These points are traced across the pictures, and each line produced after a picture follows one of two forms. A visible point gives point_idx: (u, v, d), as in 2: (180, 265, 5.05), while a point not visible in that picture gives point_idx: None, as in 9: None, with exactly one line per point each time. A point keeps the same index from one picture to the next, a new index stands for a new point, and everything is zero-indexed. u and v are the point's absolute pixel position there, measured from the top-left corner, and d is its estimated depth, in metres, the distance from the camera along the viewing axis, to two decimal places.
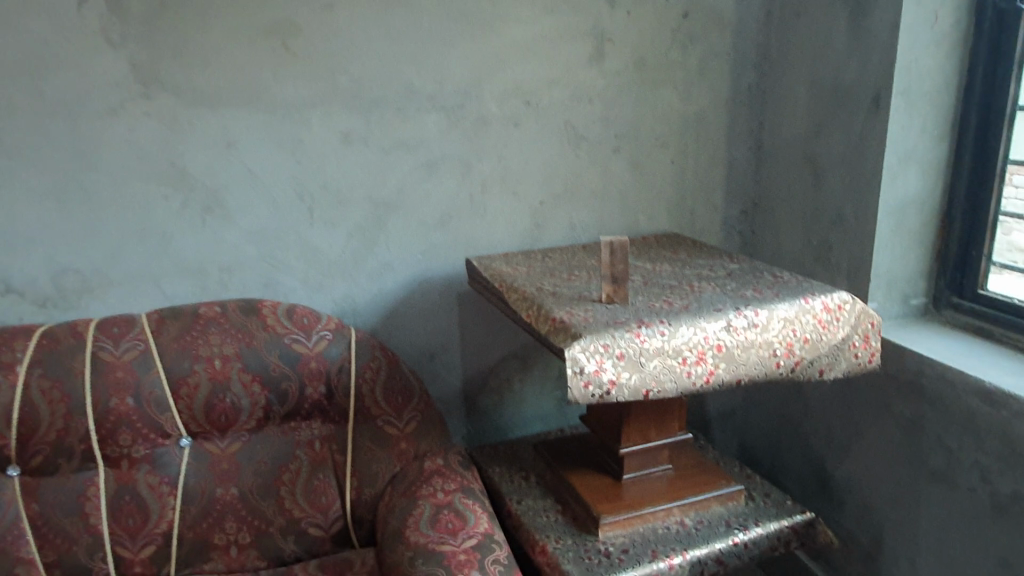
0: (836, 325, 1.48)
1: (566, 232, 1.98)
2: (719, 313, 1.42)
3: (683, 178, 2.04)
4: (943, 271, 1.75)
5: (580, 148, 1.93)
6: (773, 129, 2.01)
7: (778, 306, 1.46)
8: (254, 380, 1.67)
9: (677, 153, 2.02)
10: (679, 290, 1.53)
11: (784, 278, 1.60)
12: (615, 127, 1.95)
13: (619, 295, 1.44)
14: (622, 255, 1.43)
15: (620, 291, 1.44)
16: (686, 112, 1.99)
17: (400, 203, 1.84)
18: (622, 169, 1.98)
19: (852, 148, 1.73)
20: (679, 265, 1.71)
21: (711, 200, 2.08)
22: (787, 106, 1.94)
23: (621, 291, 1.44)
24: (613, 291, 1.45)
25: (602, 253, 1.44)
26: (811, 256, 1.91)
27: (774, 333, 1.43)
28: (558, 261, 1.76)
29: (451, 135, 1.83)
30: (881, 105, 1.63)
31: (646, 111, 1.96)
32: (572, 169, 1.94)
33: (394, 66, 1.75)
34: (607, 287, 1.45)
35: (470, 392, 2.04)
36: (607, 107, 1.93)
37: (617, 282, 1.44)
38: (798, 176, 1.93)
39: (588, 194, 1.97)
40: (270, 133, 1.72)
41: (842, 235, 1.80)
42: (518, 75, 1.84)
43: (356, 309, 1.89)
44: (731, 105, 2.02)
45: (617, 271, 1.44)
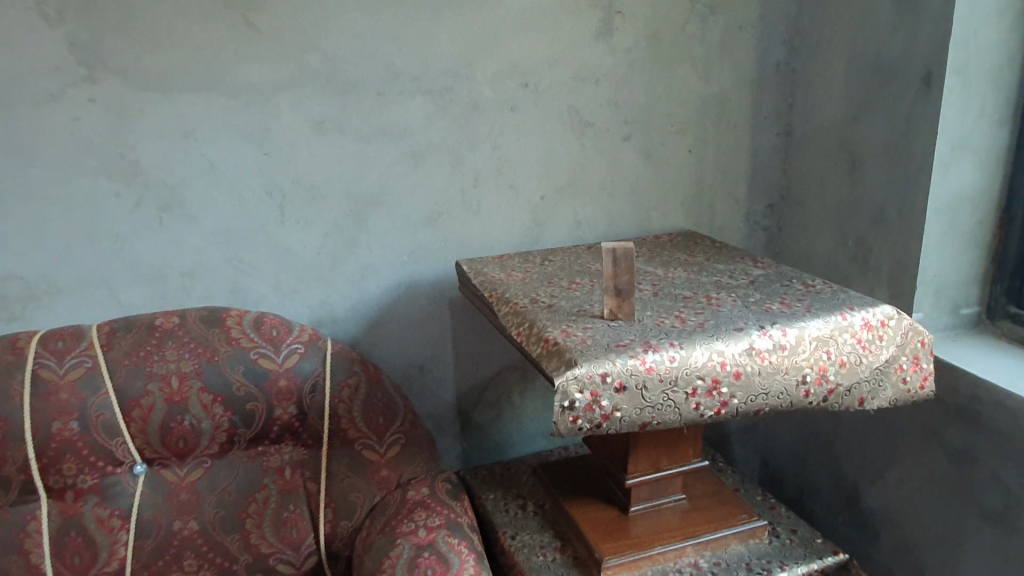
0: (878, 345, 1.27)
1: (569, 230, 1.78)
2: (738, 333, 1.20)
3: (702, 169, 1.82)
4: (1001, 277, 1.52)
5: (585, 136, 1.72)
6: (804, 112, 1.78)
7: (808, 324, 1.24)
8: (216, 400, 1.49)
9: (695, 140, 1.79)
10: (694, 303, 1.32)
11: (817, 287, 1.38)
12: (625, 112, 1.73)
13: (624, 310, 1.23)
14: (627, 265, 1.21)
15: (626, 306, 1.23)
16: (706, 94, 1.77)
17: (381, 199, 1.64)
18: (632, 160, 1.77)
19: (897, 136, 1.50)
20: (695, 270, 1.50)
21: (734, 193, 1.86)
22: (821, 87, 1.71)
23: (627, 306, 1.23)
24: (617, 306, 1.23)
25: (604, 261, 1.22)
26: (846, 257, 1.69)
27: (803, 356, 1.21)
28: (556, 266, 1.55)
29: (438, 122, 1.62)
30: (934, 85, 1.40)
31: (661, 94, 1.74)
32: (576, 160, 1.73)
33: (372, 44, 1.55)
34: (610, 302, 1.23)
35: (464, 406, 1.86)
36: (616, 90, 1.71)
37: (621, 296, 1.23)
38: (833, 167, 1.71)
39: (594, 188, 1.76)
40: (233, 121, 1.52)
41: (883, 235, 1.57)
42: (515, 53, 1.63)
43: (335, 317, 1.70)
44: (757, 86, 1.79)
45: (620, 282, 1.22)
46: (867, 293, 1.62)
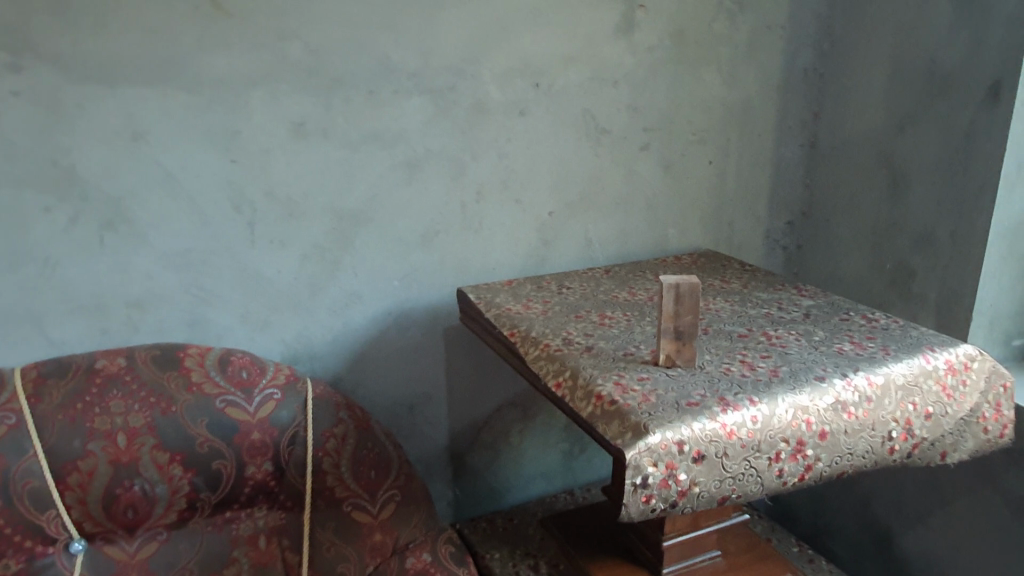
0: (962, 392, 1.11)
1: (579, 250, 1.57)
2: (819, 382, 1.02)
3: (722, 183, 1.65)
4: None
5: (601, 145, 1.52)
6: (834, 122, 1.63)
7: (892, 368, 1.08)
8: (174, 460, 1.23)
9: (716, 151, 1.62)
10: (754, 343, 1.14)
11: (883, 323, 1.22)
12: (644, 118, 1.54)
13: (684, 357, 1.04)
14: (691, 303, 1.02)
15: (687, 351, 1.04)
16: (729, 100, 1.60)
17: (370, 215, 1.41)
18: (651, 172, 1.58)
19: (953, 151, 1.36)
20: (738, 301, 1.32)
21: (754, 209, 1.70)
22: (856, 95, 1.56)
23: (688, 352, 1.04)
24: (676, 352, 1.04)
25: (662, 299, 1.02)
26: (883, 281, 1.54)
27: (889, 407, 1.04)
28: (578, 296, 1.35)
29: (438, 127, 1.40)
30: (1004, 96, 1.26)
31: (683, 99, 1.56)
32: (590, 171, 1.53)
33: (363, 33, 1.31)
34: (666, 347, 1.04)
35: (458, 449, 1.64)
36: (636, 93, 1.52)
37: (681, 340, 1.03)
38: (868, 183, 1.56)
39: (609, 203, 1.57)
40: (195, 121, 1.26)
41: (928, 258, 1.43)
42: (527, 49, 1.41)
43: (313, 352, 1.45)
44: (783, 92, 1.63)
45: (681, 324, 1.03)
46: (910, 322, 1.48)
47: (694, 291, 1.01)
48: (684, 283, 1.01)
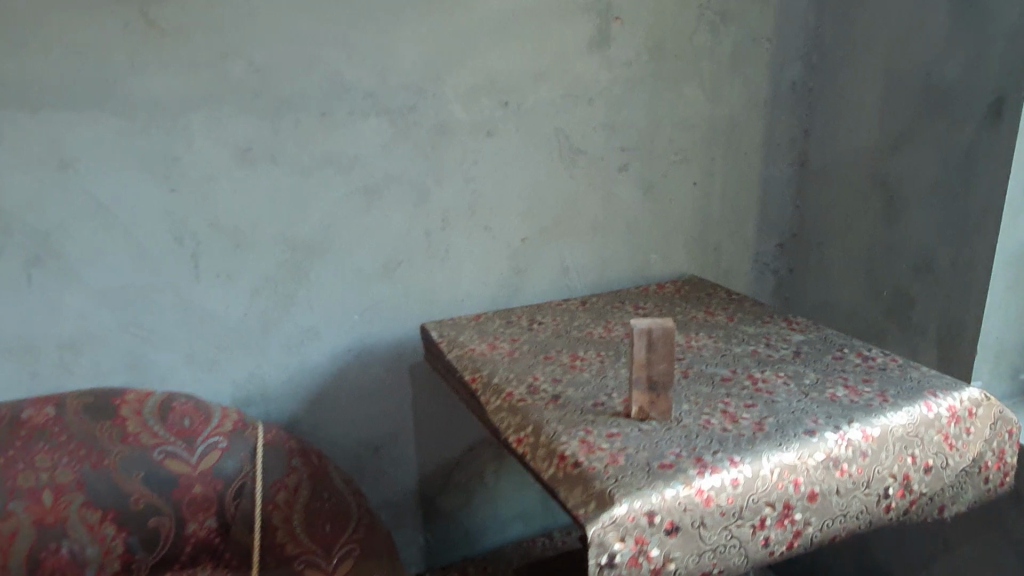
0: (966, 440, 1.00)
1: (555, 278, 1.47)
2: (808, 438, 0.91)
3: (707, 204, 1.55)
4: None
5: (575, 167, 1.42)
6: (825, 139, 1.53)
7: (891, 419, 0.96)
8: (106, 518, 1.12)
9: (700, 170, 1.52)
10: (738, 390, 1.03)
11: (879, 362, 1.11)
12: (621, 137, 1.44)
13: (658, 409, 0.94)
14: (664, 351, 0.91)
15: (661, 403, 0.94)
16: (713, 117, 1.50)
17: (326, 245, 1.30)
18: (630, 194, 1.48)
19: (952, 173, 1.26)
20: (724, 338, 1.21)
21: (742, 232, 1.60)
22: (847, 111, 1.46)
23: (662, 403, 0.94)
24: (649, 403, 0.94)
25: (632, 346, 0.92)
26: (880, 309, 1.44)
27: (886, 461, 0.93)
28: (549, 333, 1.24)
29: (397, 150, 1.30)
30: (1006, 115, 1.16)
31: (664, 116, 1.46)
32: (565, 195, 1.43)
33: (314, 51, 1.21)
34: (638, 397, 0.94)
35: (428, 491, 1.53)
36: (613, 111, 1.42)
37: (654, 390, 0.93)
38: (862, 205, 1.46)
39: (585, 227, 1.47)
40: (130, 147, 1.16)
41: (927, 286, 1.33)
42: (493, 65, 1.32)
43: (267, 393, 1.35)
44: (770, 108, 1.54)
45: (654, 373, 0.93)
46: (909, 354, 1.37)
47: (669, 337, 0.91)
48: (658, 327, 0.90)
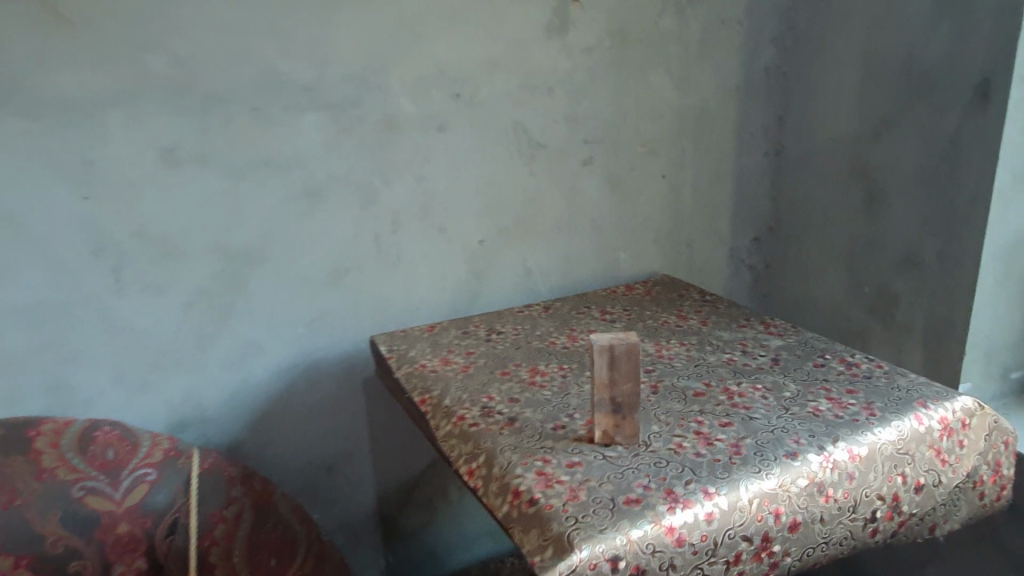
0: (956, 454, 0.92)
1: (517, 281, 1.37)
2: (789, 461, 0.82)
3: (679, 199, 1.46)
4: None
5: (537, 161, 1.32)
6: (801, 127, 1.44)
7: (880, 436, 0.87)
8: (19, 565, 1.00)
9: (670, 163, 1.43)
10: (712, 407, 0.94)
11: (863, 369, 1.03)
12: (585, 129, 1.34)
13: (625, 432, 0.85)
14: (629, 368, 0.82)
15: (627, 425, 0.85)
16: (683, 106, 1.41)
17: (265, 253, 1.19)
18: (595, 189, 1.38)
19: (937, 161, 1.18)
20: (697, 346, 1.12)
21: (715, 227, 1.51)
22: (824, 97, 1.38)
23: (629, 425, 0.85)
24: (614, 426, 0.85)
25: (593, 364, 0.82)
26: (862, 307, 1.36)
27: (874, 482, 0.85)
28: (508, 344, 1.15)
29: (341, 148, 1.19)
30: (994, 98, 1.08)
31: (630, 106, 1.36)
32: (526, 192, 1.33)
33: (242, 41, 1.10)
34: (603, 421, 0.85)
35: (388, 512, 1.43)
36: (575, 102, 1.32)
37: (619, 411, 0.84)
38: (841, 197, 1.37)
39: (549, 226, 1.37)
40: (35, 151, 1.03)
41: (913, 282, 1.25)
42: (443, 53, 1.21)
43: (206, 416, 1.23)
44: (743, 95, 1.45)
45: (618, 393, 0.83)
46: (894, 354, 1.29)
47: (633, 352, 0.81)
48: (620, 343, 0.81)
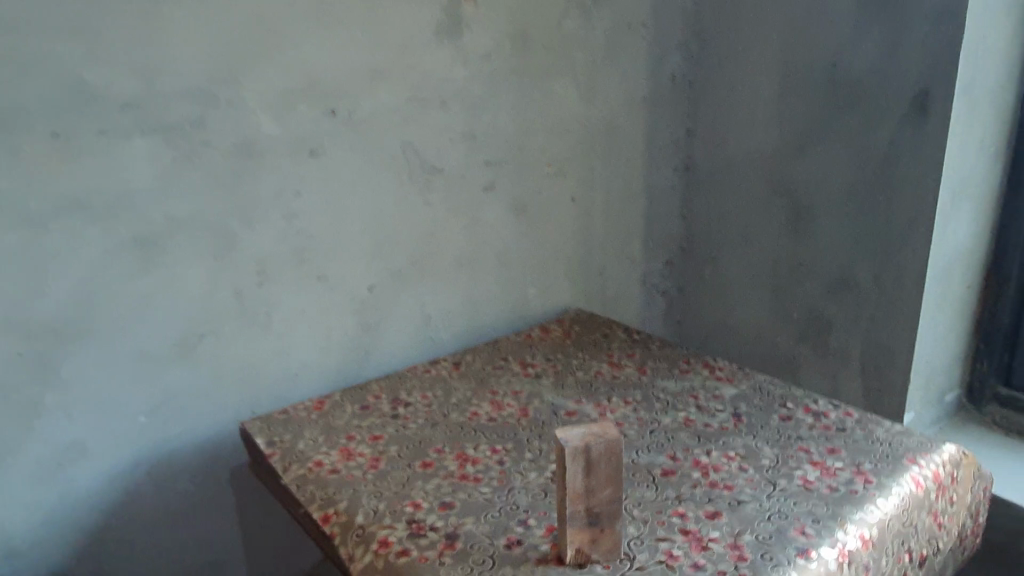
0: (952, 514, 0.82)
1: (416, 332, 1.15)
2: (803, 563, 0.67)
3: (589, 223, 1.30)
4: (987, 351, 1.18)
5: (432, 189, 1.10)
6: (711, 141, 1.33)
7: (883, 509, 0.75)
8: None
9: (579, 184, 1.27)
10: (689, 491, 0.78)
11: (833, 420, 0.91)
12: (486, 150, 1.14)
13: (602, 548, 0.66)
14: (609, 471, 0.64)
15: (606, 539, 0.66)
16: (590, 120, 1.25)
17: (84, 326, 0.88)
18: (500, 218, 1.19)
19: (870, 179, 1.09)
20: (645, 404, 0.96)
21: (628, 251, 1.37)
22: (736, 108, 1.27)
23: (608, 539, 0.66)
24: (590, 543, 0.66)
25: (563, 471, 0.63)
26: (791, 333, 1.27)
27: (887, 568, 0.72)
28: (421, 421, 0.93)
29: (184, 182, 0.91)
30: (933, 112, 1.00)
31: (534, 121, 1.18)
32: (422, 226, 1.11)
33: (31, 41, 0.79)
34: (575, 538, 0.65)
35: None
36: (473, 117, 1.11)
37: (596, 524, 0.65)
38: (762, 216, 1.27)
39: (450, 264, 1.15)
40: None
41: (847, 307, 1.17)
42: (312, 59, 0.96)
43: (12, 551, 0.90)
44: (650, 107, 1.31)
45: (596, 503, 0.64)
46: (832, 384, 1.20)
47: (614, 451, 0.63)
48: (598, 441, 0.62)
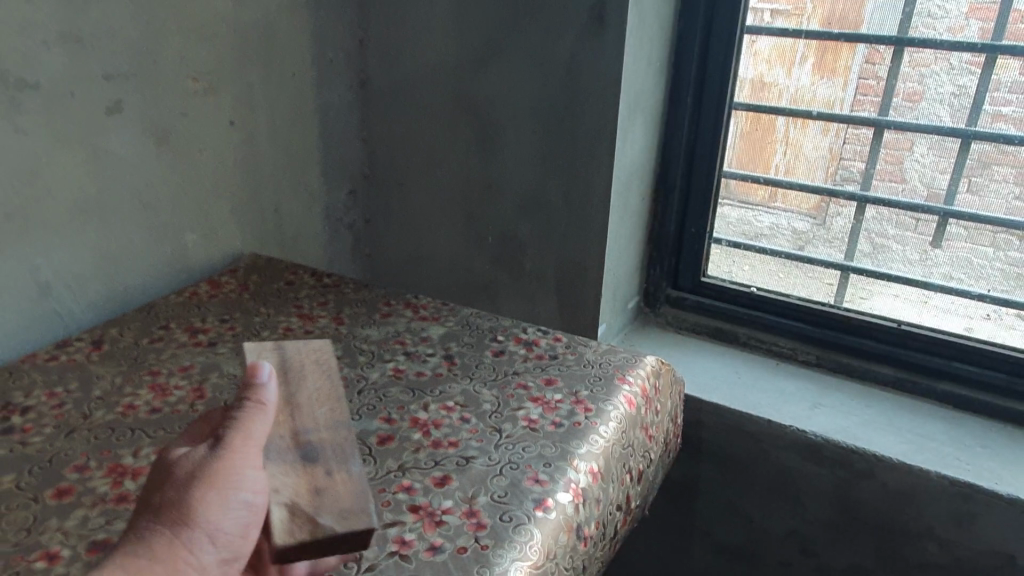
0: (658, 424, 0.84)
1: (29, 308, 0.85)
2: (543, 515, 0.61)
3: (255, 152, 1.10)
4: (659, 258, 1.26)
5: (23, 112, 0.80)
6: (386, 56, 1.20)
7: (606, 435, 0.73)
8: None
9: (237, 104, 1.05)
10: (411, 457, 0.68)
11: (545, 348, 0.88)
12: (100, 58, 0.86)
13: (343, 517, 0.49)
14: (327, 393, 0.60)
15: (339, 492, 0.51)
16: (242, 26, 1.03)
17: None
18: (135, 148, 0.92)
19: (551, 94, 1.06)
20: (347, 360, 0.83)
21: (304, 183, 1.20)
22: (411, 16, 1.14)
23: (343, 492, 0.51)
24: (312, 504, 0.50)
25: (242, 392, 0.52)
26: (488, 258, 1.23)
27: (613, 495, 0.71)
28: (49, 431, 0.69)
29: None
30: (609, 24, 0.97)
31: (164, 23, 0.92)
32: (16, 165, 0.81)
33: None
34: (290, 500, 0.50)
35: None
36: (74, 12, 0.82)
37: (317, 465, 0.53)
38: (447, 136, 1.19)
39: (68, 213, 0.87)
40: None
41: (540, 227, 1.15)
42: None
43: None
44: (313, 14, 1.13)
45: (313, 435, 0.56)
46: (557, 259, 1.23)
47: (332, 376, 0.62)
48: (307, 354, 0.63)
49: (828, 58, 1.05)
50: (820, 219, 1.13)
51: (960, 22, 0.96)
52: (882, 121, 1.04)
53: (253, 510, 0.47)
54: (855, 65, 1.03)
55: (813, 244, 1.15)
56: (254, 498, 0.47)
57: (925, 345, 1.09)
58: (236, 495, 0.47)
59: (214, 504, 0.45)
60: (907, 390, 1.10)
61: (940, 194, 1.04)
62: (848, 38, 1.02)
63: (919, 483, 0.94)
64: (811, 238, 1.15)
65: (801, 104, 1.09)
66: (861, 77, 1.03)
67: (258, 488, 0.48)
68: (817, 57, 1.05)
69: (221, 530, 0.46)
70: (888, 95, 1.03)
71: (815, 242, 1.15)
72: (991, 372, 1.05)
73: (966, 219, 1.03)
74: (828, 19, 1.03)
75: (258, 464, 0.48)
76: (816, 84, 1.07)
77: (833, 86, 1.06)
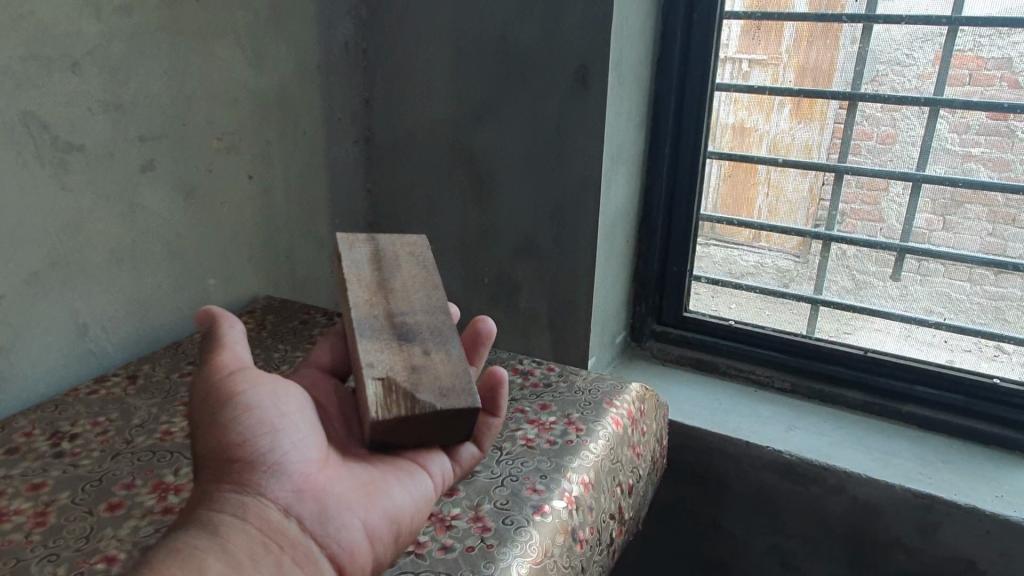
0: (644, 444, 0.92)
1: (67, 348, 0.93)
2: (541, 518, 0.69)
3: (271, 202, 1.20)
4: (644, 295, 1.36)
5: (70, 172, 0.89)
6: (390, 113, 1.31)
7: (596, 450, 0.81)
8: None
9: (255, 159, 1.15)
10: None
11: (542, 377, 0.96)
12: (136, 121, 0.96)
13: (441, 395, 0.57)
14: (421, 280, 0.72)
15: (437, 368, 0.60)
16: (261, 89, 1.14)
17: None
18: (165, 201, 1.02)
19: (542, 147, 1.16)
20: None
21: (314, 230, 1.30)
22: (413, 77, 1.25)
23: (439, 369, 0.60)
24: (408, 380, 0.58)
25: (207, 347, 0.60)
26: (485, 295, 1.32)
27: (604, 504, 0.79)
28: (97, 454, 0.77)
29: None
30: (592, 84, 1.08)
31: (191, 90, 1.02)
32: (62, 219, 0.89)
33: None
34: (385, 375, 0.58)
35: None
36: (114, 83, 0.92)
37: (414, 344, 0.63)
38: (447, 186, 1.29)
39: (105, 262, 0.95)
40: None
41: (532, 267, 1.24)
42: None
43: None
44: (323, 76, 1.24)
45: (408, 317, 0.67)
46: (536, 315, 1.27)
47: (423, 264, 0.74)
48: (400, 248, 0.76)
49: (804, 105, 1.15)
50: (802, 258, 1.22)
51: (927, 69, 1.06)
52: (842, 167, 1.14)
53: (268, 415, 0.56)
54: (831, 111, 1.13)
55: (797, 281, 1.24)
56: (258, 404, 0.56)
57: (890, 370, 1.19)
58: (255, 413, 0.55)
59: (241, 426, 0.55)
60: (876, 412, 1.19)
61: (925, 235, 1.12)
62: (811, 93, 1.14)
63: (885, 497, 1.02)
64: (794, 276, 1.24)
65: (778, 150, 1.19)
66: (834, 121, 1.13)
67: (263, 393, 0.57)
68: (793, 105, 1.15)
69: (249, 439, 0.54)
70: (846, 139, 1.13)
71: (799, 279, 1.24)
72: (950, 396, 1.14)
73: (921, 254, 1.13)
74: (803, 67, 1.14)
75: (245, 380, 0.57)
76: (794, 129, 1.17)
77: (810, 130, 1.15)
